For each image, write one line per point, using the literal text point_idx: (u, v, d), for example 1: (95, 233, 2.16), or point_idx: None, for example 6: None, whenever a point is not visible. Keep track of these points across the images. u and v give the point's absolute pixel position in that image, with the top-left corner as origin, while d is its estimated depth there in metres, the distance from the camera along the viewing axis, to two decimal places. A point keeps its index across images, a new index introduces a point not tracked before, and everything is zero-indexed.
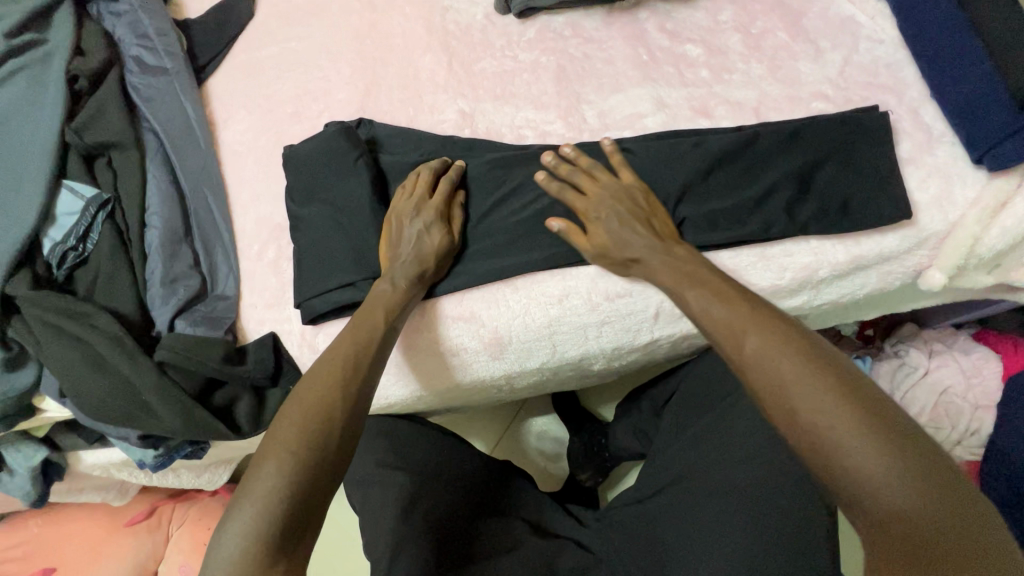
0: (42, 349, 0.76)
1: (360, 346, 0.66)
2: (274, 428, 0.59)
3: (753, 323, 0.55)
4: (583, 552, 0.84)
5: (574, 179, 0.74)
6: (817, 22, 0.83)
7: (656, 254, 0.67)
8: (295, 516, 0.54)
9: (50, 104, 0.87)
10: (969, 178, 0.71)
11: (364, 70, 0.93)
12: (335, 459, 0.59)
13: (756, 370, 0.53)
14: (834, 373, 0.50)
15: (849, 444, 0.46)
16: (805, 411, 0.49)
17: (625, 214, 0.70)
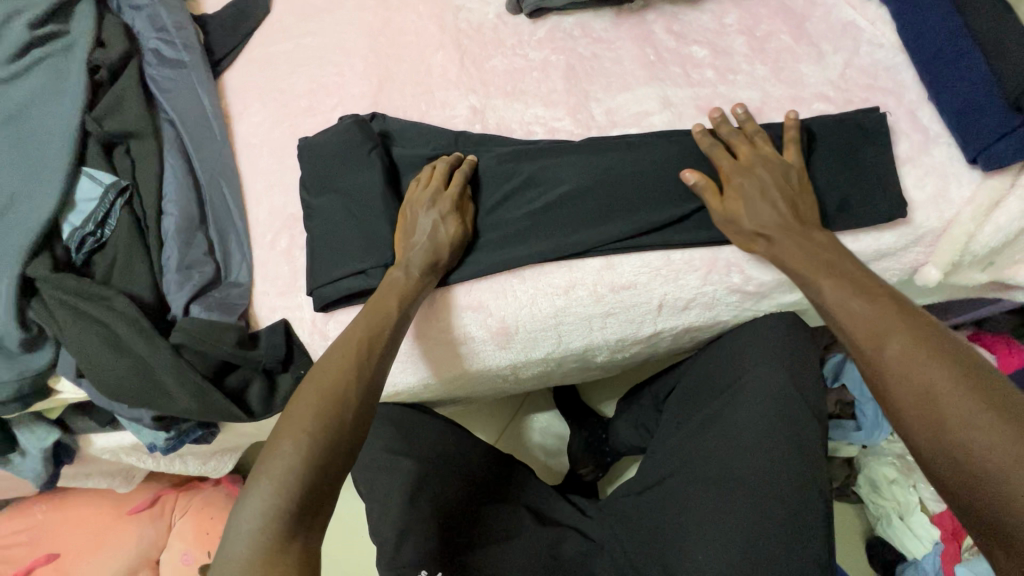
0: (62, 329, 0.78)
1: (374, 333, 0.68)
2: (290, 411, 0.61)
3: (900, 327, 0.56)
4: (586, 542, 0.86)
5: (732, 139, 0.75)
6: (819, 27, 0.86)
7: (786, 235, 0.68)
8: (311, 495, 0.56)
9: (72, 93, 0.90)
10: (964, 178, 0.74)
11: (378, 66, 0.96)
12: (349, 442, 0.61)
13: (897, 373, 0.54)
14: (986, 385, 0.50)
15: (1001, 465, 0.46)
16: (953, 423, 0.49)
17: (770, 187, 0.70)
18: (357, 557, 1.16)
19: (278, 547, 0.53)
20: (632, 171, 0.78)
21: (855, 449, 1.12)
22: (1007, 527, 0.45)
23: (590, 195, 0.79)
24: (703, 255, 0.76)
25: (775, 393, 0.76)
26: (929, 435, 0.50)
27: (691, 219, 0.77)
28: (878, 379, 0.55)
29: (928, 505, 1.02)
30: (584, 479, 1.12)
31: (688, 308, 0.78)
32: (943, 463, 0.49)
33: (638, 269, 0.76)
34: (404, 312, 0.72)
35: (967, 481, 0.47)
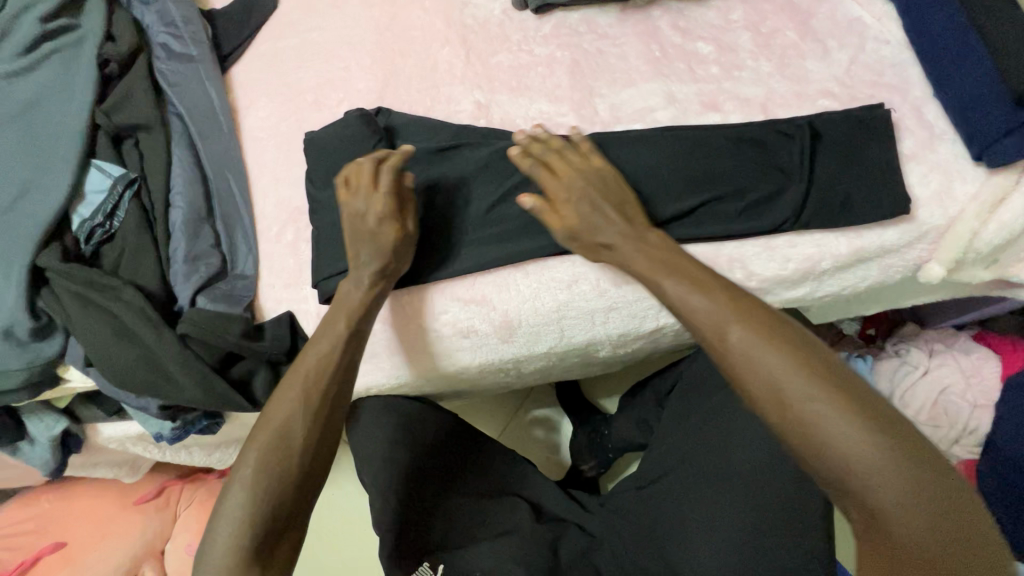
0: (70, 319, 0.79)
1: (322, 365, 0.69)
2: (244, 451, 0.64)
3: (736, 316, 0.57)
4: (584, 536, 0.86)
5: (545, 156, 0.73)
6: (825, 23, 0.86)
7: (627, 244, 0.68)
8: (269, 528, 0.61)
9: (82, 86, 0.91)
10: (969, 174, 0.74)
11: (383, 61, 0.96)
12: (305, 475, 0.64)
13: (744, 364, 0.55)
14: (814, 362, 0.54)
15: (837, 430, 0.50)
16: (795, 402, 0.52)
17: (596, 202, 0.70)
18: (359, 549, 1.17)
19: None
20: (634, 166, 0.78)
21: None
22: (855, 487, 0.50)
23: None
24: (706, 250, 0.76)
25: None
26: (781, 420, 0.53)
27: (694, 214, 0.76)
28: (732, 373, 0.56)
29: None
30: (585, 475, 1.13)
31: None
32: (795, 441, 0.53)
33: None
34: (355, 332, 0.71)
35: (820, 459, 0.51)
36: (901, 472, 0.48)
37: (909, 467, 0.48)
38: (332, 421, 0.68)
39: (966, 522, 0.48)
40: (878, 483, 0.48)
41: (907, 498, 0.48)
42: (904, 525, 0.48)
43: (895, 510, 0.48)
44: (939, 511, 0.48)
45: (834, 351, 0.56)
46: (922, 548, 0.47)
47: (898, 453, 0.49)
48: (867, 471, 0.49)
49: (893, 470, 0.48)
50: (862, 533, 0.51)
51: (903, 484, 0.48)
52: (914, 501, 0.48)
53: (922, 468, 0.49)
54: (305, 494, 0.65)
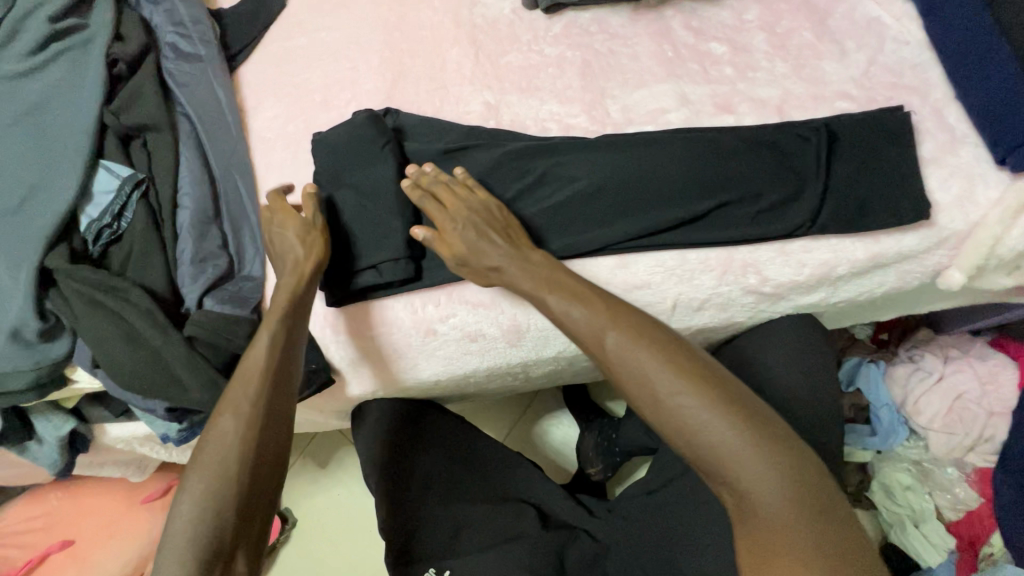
0: (78, 320, 0.79)
1: (253, 380, 0.66)
2: (182, 484, 0.61)
3: (613, 322, 0.64)
4: (591, 541, 0.85)
5: (434, 189, 0.77)
6: (843, 23, 0.84)
7: (514, 263, 0.71)
8: (215, 553, 0.58)
9: (90, 86, 0.90)
10: (992, 179, 0.72)
11: (392, 61, 0.95)
12: (248, 494, 0.61)
13: (621, 368, 0.62)
14: (681, 359, 0.60)
15: (700, 416, 0.56)
16: (664, 394, 0.58)
17: (481, 225, 0.73)
18: (365, 552, 1.17)
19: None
20: (645, 169, 0.77)
21: (869, 454, 1.08)
22: (724, 467, 0.55)
23: (603, 194, 0.78)
24: (719, 255, 0.75)
25: (791, 398, 0.75)
26: (654, 411, 0.59)
27: (706, 219, 0.75)
28: (612, 373, 0.62)
29: (944, 514, 1.03)
30: (592, 479, 1.11)
31: (702, 309, 0.77)
32: (669, 431, 0.58)
33: (653, 268, 0.75)
34: (282, 335, 0.70)
35: (688, 442, 0.57)
36: (758, 449, 0.54)
37: (764, 443, 0.54)
38: (270, 435, 0.65)
39: (820, 489, 0.53)
40: (739, 461, 0.54)
41: (765, 472, 0.53)
42: (766, 497, 0.53)
43: (753, 485, 0.53)
44: (796, 481, 0.53)
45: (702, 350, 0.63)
46: (782, 518, 0.52)
47: (754, 431, 0.55)
48: (728, 451, 0.54)
49: (749, 447, 0.54)
50: (736, 514, 0.55)
51: (761, 459, 0.54)
52: (771, 476, 0.53)
53: (777, 443, 0.55)
54: (252, 514, 0.62)
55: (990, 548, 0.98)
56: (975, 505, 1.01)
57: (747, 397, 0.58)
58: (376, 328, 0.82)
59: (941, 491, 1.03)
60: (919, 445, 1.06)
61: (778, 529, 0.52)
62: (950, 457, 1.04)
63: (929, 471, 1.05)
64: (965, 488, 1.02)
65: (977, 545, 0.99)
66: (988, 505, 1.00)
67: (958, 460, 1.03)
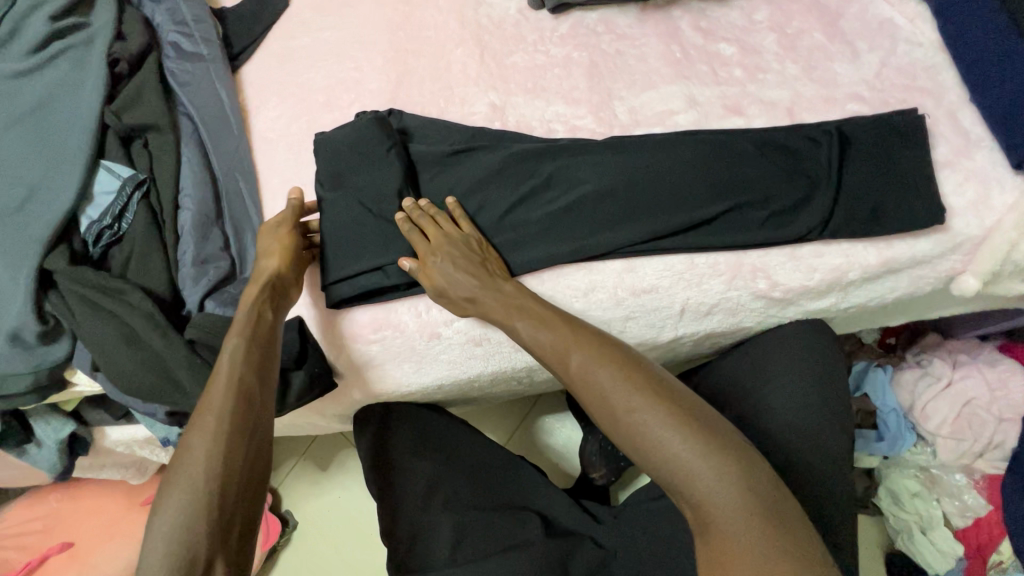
0: (78, 323, 0.78)
1: (223, 384, 0.64)
2: (156, 501, 0.59)
3: (574, 341, 0.64)
4: (595, 549, 0.83)
5: (422, 222, 0.76)
6: (854, 24, 0.83)
7: (485, 291, 0.71)
8: (190, 561, 0.56)
9: (91, 86, 0.90)
10: (1008, 184, 0.71)
11: (396, 61, 0.94)
12: (221, 505, 0.59)
13: (584, 386, 0.62)
14: (642, 377, 0.60)
15: (661, 434, 0.56)
16: (624, 411, 0.58)
17: (458, 258, 0.72)
18: (366, 556, 1.16)
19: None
20: (654, 172, 0.76)
21: (877, 460, 1.08)
22: (686, 485, 0.54)
23: (610, 197, 0.76)
24: (729, 259, 0.74)
25: (802, 405, 0.73)
26: (616, 429, 0.59)
27: (715, 222, 0.74)
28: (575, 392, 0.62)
29: (953, 521, 1.01)
30: (595, 484, 1.10)
31: (711, 314, 0.76)
32: (632, 450, 0.58)
33: (661, 272, 0.74)
34: (248, 341, 0.69)
35: (649, 460, 0.56)
36: (718, 466, 0.53)
37: (724, 460, 0.54)
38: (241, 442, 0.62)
39: (782, 505, 0.53)
40: (700, 478, 0.53)
41: (726, 489, 0.52)
42: (728, 514, 0.52)
43: (713, 501, 0.52)
44: (756, 497, 0.52)
45: (663, 368, 0.63)
46: (745, 535, 0.51)
47: (714, 448, 0.54)
48: (689, 469, 0.54)
49: (709, 464, 0.54)
50: (701, 533, 0.54)
51: (721, 475, 0.53)
52: (730, 492, 0.52)
53: (737, 460, 0.54)
54: (228, 526, 0.59)
55: (1000, 555, 0.96)
56: (984, 512, 1.00)
57: (706, 414, 0.58)
58: (379, 332, 0.81)
59: (950, 498, 1.02)
60: (927, 451, 1.05)
61: (742, 546, 0.50)
62: (959, 464, 1.01)
63: (937, 478, 1.04)
64: (974, 495, 1.01)
65: (987, 552, 0.97)
66: (998, 512, 0.98)
67: (966, 467, 1.02)
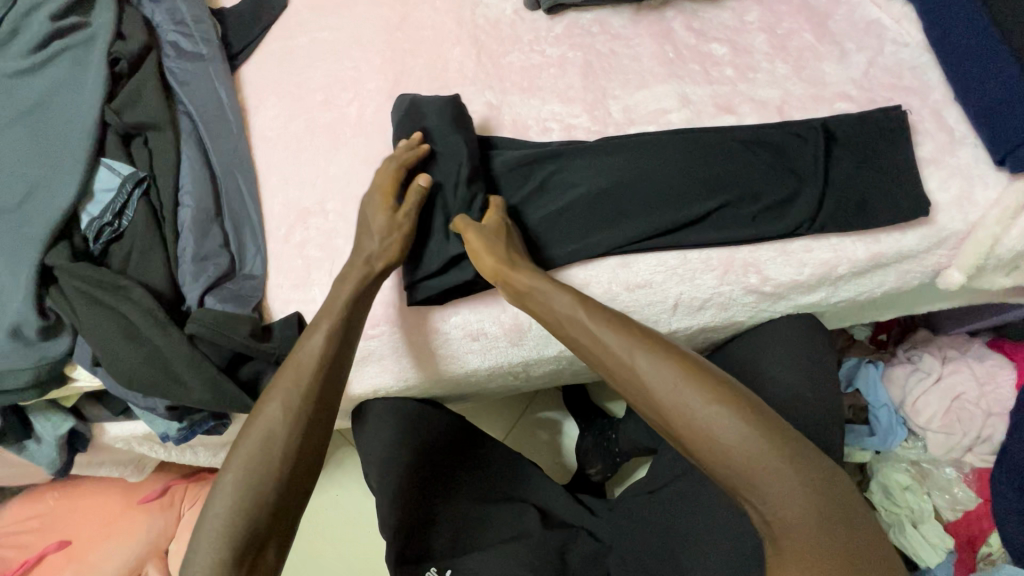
0: (79, 319, 0.79)
1: (314, 361, 0.68)
2: (224, 468, 0.61)
3: (642, 344, 0.60)
4: (595, 542, 0.86)
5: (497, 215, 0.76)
6: (842, 25, 0.85)
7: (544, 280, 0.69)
8: (249, 538, 0.58)
9: (92, 85, 0.90)
10: (991, 180, 0.73)
11: (394, 61, 0.96)
12: (287, 486, 0.61)
13: (652, 391, 0.58)
14: (717, 384, 0.57)
15: (742, 443, 0.53)
16: (701, 419, 0.55)
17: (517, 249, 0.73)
18: (364, 551, 1.17)
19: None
20: (645, 172, 0.78)
21: (869, 455, 1.09)
22: (758, 490, 0.53)
23: (604, 197, 0.78)
24: (721, 254, 0.75)
25: (797, 398, 0.74)
26: (689, 438, 0.56)
27: (707, 219, 0.76)
28: (642, 396, 0.59)
29: (943, 514, 1.02)
30: (592, 479, 1.11)
31: (704, 308, 0.77)
32: (702, 454, 0.55)
33: (654, 268, 0.76)
34: (338, 330, 0.70)
35: (724, 468, 0.54)
36: (794, 471, 0.53)
37: (798, 464, 0.53)
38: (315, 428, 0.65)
39: (848, 509, 0.53)
40: (776, 482, 0.52)
41: (800, 492, 0.52)
42: (802, 519, 0.51)
43: (790, 513, 0.52)
44: (824, 498, 0.52)
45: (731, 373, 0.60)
46: (817, 539, 0.50)
47: (789, 452, 0.53)
48: (765, 473, 0.53)
49: (786, 468, 0.53)
50: (769, 536, 0.53)
51: (796, 480, 0.52)
52: (807, 504, 0.52)
53: (809, 463, 0.53)
54: (286, 506, 0.62)
55: (989, 547, 0.99)
56: (973, 505, 1.01)
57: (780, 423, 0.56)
58: (380, 327, 0.82)
59: (940, 491, 1.03)
60: (918, 445, 1.06)
61: (812, 548, 0.50)
62: (949, 458, 1.04)
63: (928, 471, 1.05)
64: (964, 488, 1.02)
65: (976, 545, 1.00)
66: (987, 505, 1.00)
67: (955, 460, 1.03)
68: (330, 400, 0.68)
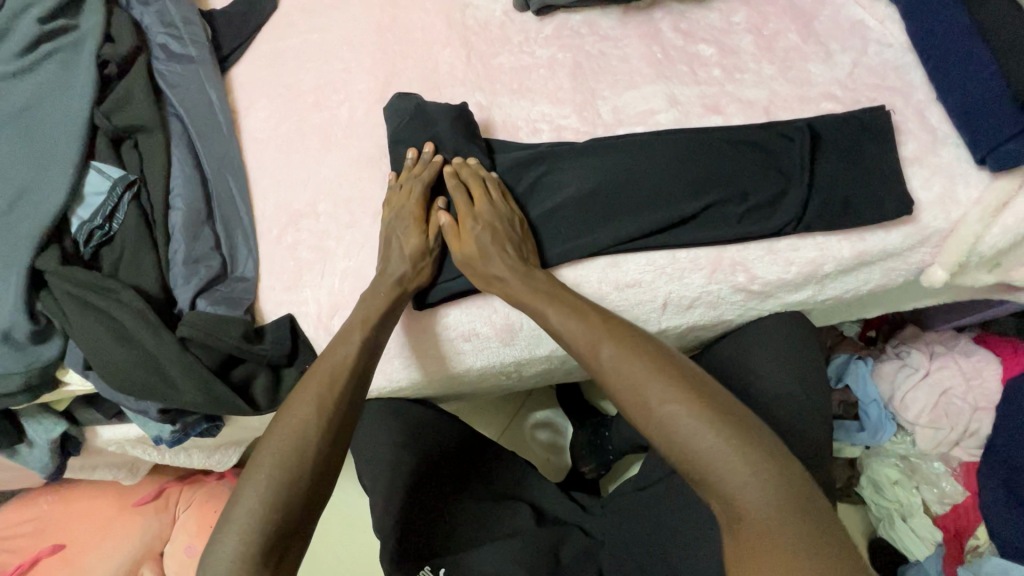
0: (69, 323, 0.79)
1: (349, 362, 0.69)
2: (254, 462, 0.61)
3: (608, 334, 0.64)
4: (586, 538, 0.86)
5: (469, 182, 0.78)
6: (827, 26, 0.86)
7: (516, 276, 0.71)
8: (282, 532, 0.57)
9: (81, 88, 0.90)
10: (972, 179, 0.74)
11: (384, 62, 0.96)
12: (319, 483, 0.62)
13: (613, 376, 0.61)
14: (672, 371, 0.60)
15: (691, 426, 0.55)
16: (652, 402, 0.58)
17: (497, 231, 0.74)
18: (359, 551, 1.17)
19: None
20: (634, 173, 0.78)
21: (858, 450, 1.11)
22: (714, 477, 0.53)
23: (594, 199, 0.78)
24: (709, 254, 0.76)
25: (783, 396, 0.75)
26: (645, 421, 0.58)
27: (696, 219, 0.77)
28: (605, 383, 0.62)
29: (931, 507, 1.04)
30: (585, 477, 1.12)
31: (693, 307, 0.78)
32: (662, 444, 0.57)
33: (643, 267, 0.76)
34: (371, 338, 0.72)
35: (676, 450, 0.55)
36: (752, 461, 0.53)
37: (761, 455, 0.53)
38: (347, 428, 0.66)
39: (811, 502, 0.51)
40: (724, 467, 0.53)
41: (754, 480, 0.52)
42: (760, 507, 0.51)
43: (742, 497, 0.51)
44: (781, 488, 0.51)
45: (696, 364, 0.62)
46: (769, 526, 0.49)
47: (750, 443, 0.54)
48: (714, 459, 0.53)
49: (742, 458, 0.53)
50: (730, 526, 0.52)
51: (754, 469, 0.52)
52: (760, 489, 0.51)
53: (771, 456, 0.53)
54: (314, 504, 0.61)
55: (975, 539, 1.00)
56: (961, 498, 1.03)
57: (739, 411, 0.57)
58: None
59: (928, 485, 1.05)
60: (907, 440, 1.07)
61: (763, 534, 0.49)
62: (937, 452, 1.05)
63: (916, 465, 1.06)
64: (951, 481, 1.04)
65: (963, 537, 1.01)
66: (975, 499, 1.02)
67: (943, 454, 1.05)
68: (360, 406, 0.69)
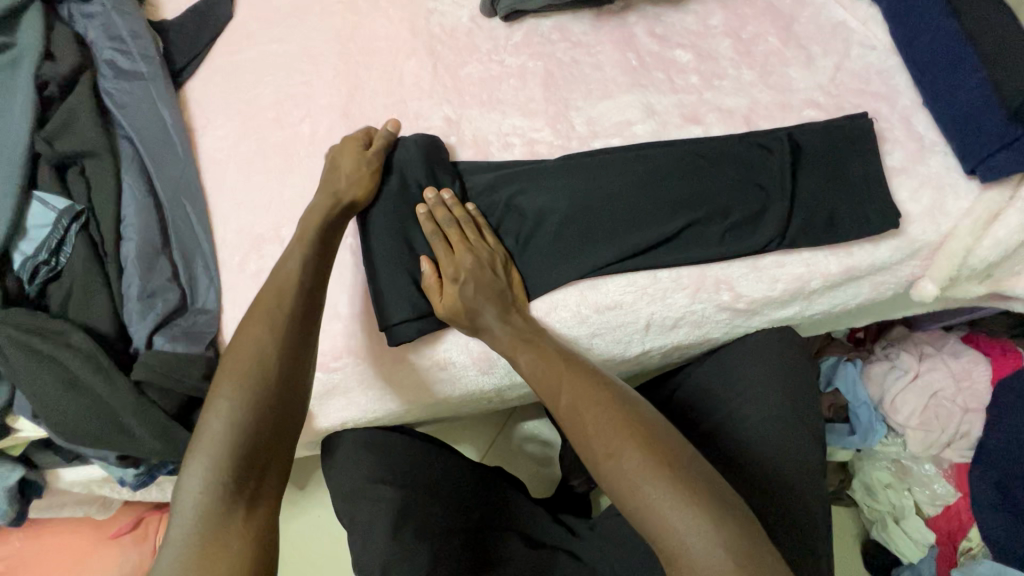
0: (14, 371, 0.73)
1: (294, 280, 0.64)
2: (211, 392, 0.57)
3: (569, 379, 0.63)
4: (576, 563, 0.83)
5: (447, 229, 0.72)
6: (807, 28, 0.84)
7: (495, 317, 0.68)
8: (249, 461, 0.55)
9: (19, 113, 0.84)
10: (962, 189, 0.72)
11: (347, 74, 0.91)
12: (281, 405, 0.58)
13: (572, 424, 0.61)
14: (628, 421, 0.58)
15: (638, 482, 0.54)
16: (602, 455, 0.57)
17: (482, 281, 0.69)
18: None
19: (222, 526, 0.52)
20: (610, 191, 0.75)
21: (850, 453, 1.07)
22: (656, 529, 0.53)
23: (570, 219, 0.74)
24: (692, 273, 0.73)
25: (774, 415, 0.72)
26: (597, 472, 0.58)
27: (676, 238, 0.73)
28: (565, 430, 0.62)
29: (924, 510, 1.01)
30: (576, 491, 1.08)
31: (677, 326, 0.75)
32: (614, 496, 0.57)
33: (624, 288, 0.73)
34: (317, 255, 0.67)
35: (626, 502, 0.55)
36: (695, 515, 0.52)
37: (704, 509, 0.52)
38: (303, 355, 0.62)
39: (760, 562, 0.50)
40: (672, 523, 0.52)
41: (700, 537, 0.51)
42: (700, 563, 0.50)
43: (687, 555, 0.51)
44: (729, 546, 0.50)
45: (655, 410, 0.61)
46: None
47: (696, 497, 0.53)
48: (661, 516, 0.52)
49: (684, 513, 0.52)
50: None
51: (696, 526, 0.51)
52: (705, 546, 0.50)
53: (716, 511, 0.52)
54: (282, 431, 0.58)
55: (969, 542, 0.97)
56: (952, 500, 1.00)
57: (693, 464, 0.56)
58: (342, 360, 0.77)
59: (920, 487, 1.02)
60: (897, 442, 1.04)
61: None
62: (929, 455, 1.01)
63: (909, 468, 1.03)
64: (943, 483, 1.01)
65: (956, 539, 0.98)
66: (965, 500, 0.99)
67: (935, 456, 1.02)
68: (314, 326, 0.65)
